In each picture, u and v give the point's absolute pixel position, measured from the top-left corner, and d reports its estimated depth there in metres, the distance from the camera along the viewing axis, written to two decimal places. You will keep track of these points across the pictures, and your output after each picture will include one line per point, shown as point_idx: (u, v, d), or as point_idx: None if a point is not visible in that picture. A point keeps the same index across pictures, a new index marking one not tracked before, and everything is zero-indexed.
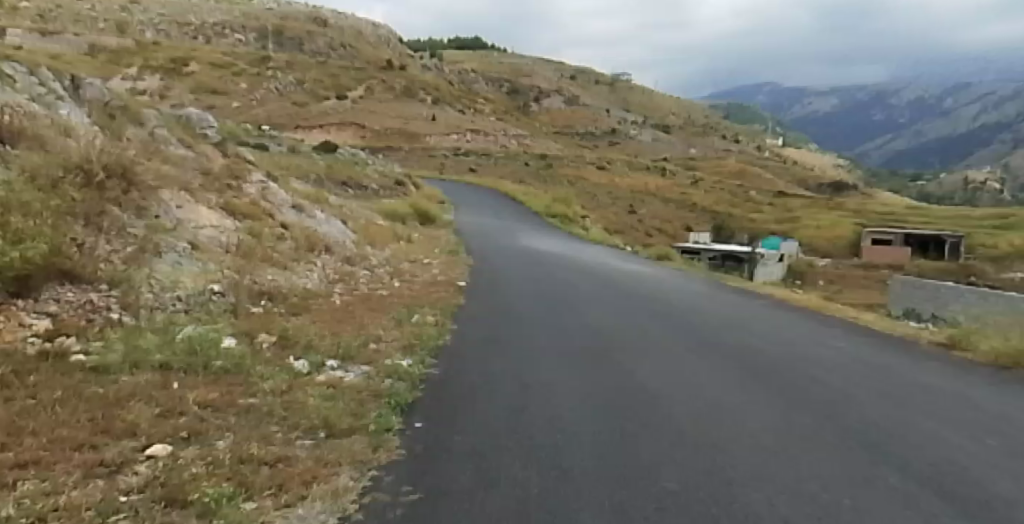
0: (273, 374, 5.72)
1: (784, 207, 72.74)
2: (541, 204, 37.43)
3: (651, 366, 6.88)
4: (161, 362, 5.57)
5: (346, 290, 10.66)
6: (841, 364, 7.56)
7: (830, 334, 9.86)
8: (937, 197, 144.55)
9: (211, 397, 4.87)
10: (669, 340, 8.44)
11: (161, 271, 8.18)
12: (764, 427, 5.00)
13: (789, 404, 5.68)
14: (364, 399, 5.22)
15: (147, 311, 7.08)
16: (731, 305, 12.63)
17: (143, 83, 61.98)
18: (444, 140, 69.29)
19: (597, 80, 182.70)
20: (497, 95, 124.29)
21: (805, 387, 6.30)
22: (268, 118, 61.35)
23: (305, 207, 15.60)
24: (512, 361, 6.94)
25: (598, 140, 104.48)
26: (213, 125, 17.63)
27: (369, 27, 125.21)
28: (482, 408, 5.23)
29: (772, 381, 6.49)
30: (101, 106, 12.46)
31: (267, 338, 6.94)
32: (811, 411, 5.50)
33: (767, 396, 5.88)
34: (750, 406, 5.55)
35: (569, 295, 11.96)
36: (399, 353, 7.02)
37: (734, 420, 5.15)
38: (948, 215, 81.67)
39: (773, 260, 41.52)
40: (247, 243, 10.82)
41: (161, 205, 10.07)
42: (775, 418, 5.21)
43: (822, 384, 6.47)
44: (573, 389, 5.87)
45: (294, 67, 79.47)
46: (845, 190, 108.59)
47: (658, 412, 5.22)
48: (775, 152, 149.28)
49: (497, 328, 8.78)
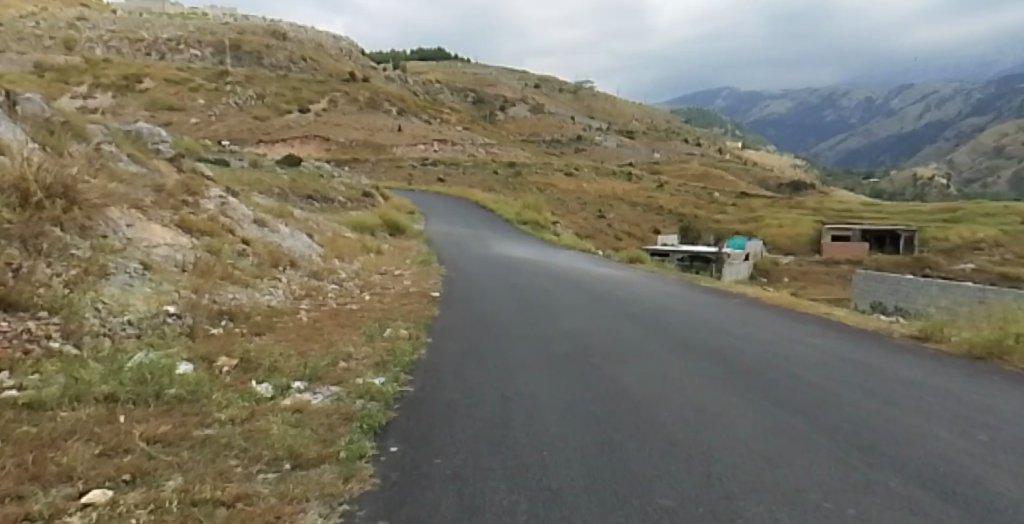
0: (233, 400, 5.30)
1: (748, 207, 73.85)
2: (511, 211, 37.25)
3: (632, 373, 6.55)
4: (107, 393, 5.13)
5: (314, 306, 10.22)
6: (823, 363, 7.29)
7: (808, 332, 9.65)
8: (890, 193, 148.68)
9: (161, 430, 4.46)
10: (649, 343, 8.14)
11: (109, 294, 7.69)
12: (753, 429, 4.69)
13: (776, 405, 5.36)
14: (334, 423, 4.82)
15: (92, 337, 6.61)
16: (704, 305, 12.43)
17: (94, 101, 60.31)
18: (409, 151, 68.83)
19: (559, 88, 184.06)
20: (462, 104, 124.25)
21: (791, 387, 6.02)
22: (227, 133, 60.11)
23: (268, 222, 15.08)
24: (491, 374, 6.57)
25: (563, 147, 105.10)
26: (165, 139, 16.98)
27: (329, 39, 124.03)
28: (459, 426, 4.86)
29: (758, 383, 6.18)
30: (40, 122, 11.86)
31: (228, 361, 6.48)
32: (797, 411, 5.21)
33: (755, 399, 5.57)
34: (737, 409, 5.23)
35: (546, 302, 11.68)
36: (371, 370, 6.63)
37: (723, 425, 4.80)
38: (902, 211, 83.80)
39: (739, 259, 41.94)
40: (206, 260, 10.31)
41: (108, 225, 9.55)
42: (764, 421, 4.89)
43: (807, 384, 6.18)
44: (555, 401, 5.53)
45: (253, 81, 78.26)
46: (806, 189, 110.75)
47: (645, 422, 4.89)
48: (736, 154, 151.62)
49: (476, 339, 8.42)
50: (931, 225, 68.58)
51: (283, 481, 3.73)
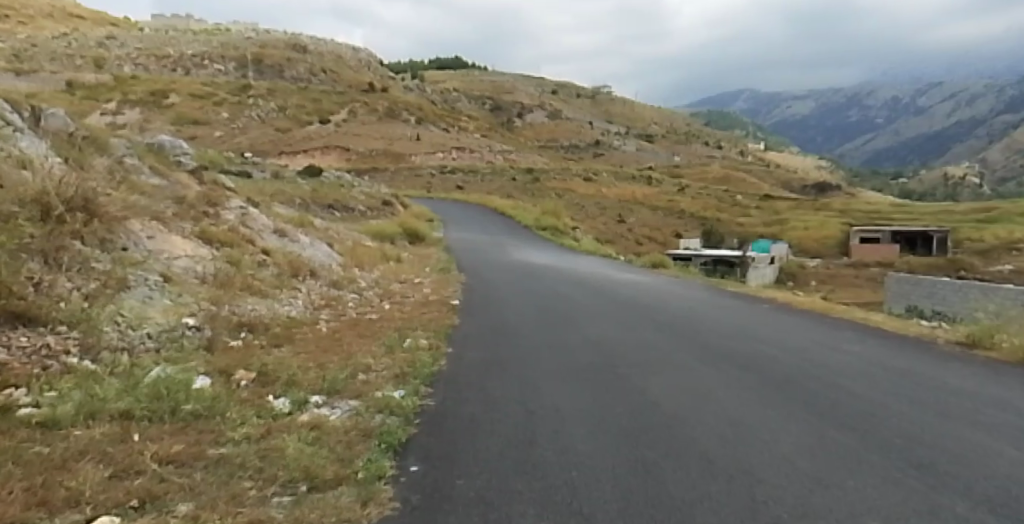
0: (248, 418, 5.10)
1: (772, 209, 72.88)
2: (531, 217, 37.05)
3: (663, 384, 6.28)
4: (123, 409, 4.99)
5: (333, 316, 10.07)
6: (866, 372, 6.95)
7: (844, 338, 9.27)
8: (919, 194, 146.03)
9: (174, 449, 4.28)
10: (677, 353, 7.88)
11: (129, 307, 7.59)
12: (798, 446, 4.40)
13: (820, 419, 5.08)
14: (351, 441, 4.63)
15: (110, 352, 6.49)
16: (733, 311, 12.09)
17: (122, 117, 61.33)
18: (429, 159, 69.02)
19: (578, 94, 183.91)
20: (481, 112, 124.51)
21: (834, 399, 5.71)
22: (250, 146, 60.74)
23: (288, 231, 15.00)
24: (515, 386, 6.33)
25: (583, 152, 104.76)
26: (187, 151, 16.93)
27: (349, 51, 125.18)
28: (482, 443, 4.65)
29: (798, 395, 5.89)
30: (63, 137, 11.92)
31: (245, 375, 6.33)
32: (844, 425, 4.90)
33: (798, 413, 5.25)
34: (777, 424, 4.94)
35: (568, 309, 11.45)
36: (390, 383, 6.43)
37: (764, 442, 4.48)
38: (932, 211, 82.07)
39: (764, 263, 41.30)
40: (226, 271, 10.20)
41: (129, 238, 9.49)
42: (808, 438, 4.58)
43: (851, 395, 5.86)
44: (583, 415, 5.31)
45: (275, 94, 79.12)
46: (831, 190, 108.99)
47: (681, 437, 4.63)
48: (758, 156, 149.92)
49: (497, 348, 8.23)
50: (962, 226, 66.99)
51: (298, 506, 3.52)
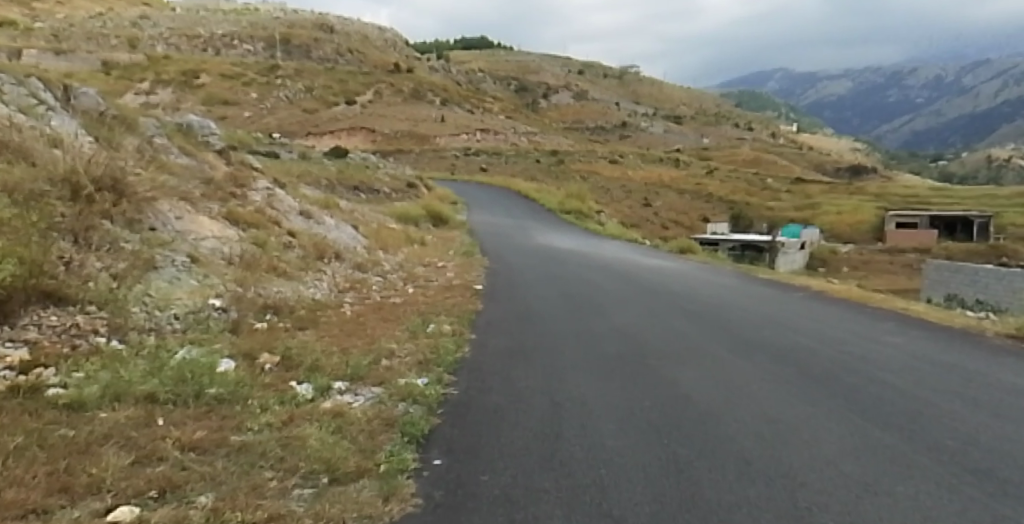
0: (270, 405, 5.02)
1: (803, 193, 71.48)
2: (555, 200, 36.77)
3: (695, 377, 6.11)
4: (148, 392, 4.95)
5: (357, 299, 10.01)
6: (910, 367, 6.70)
7: (885, 330, 8.98)
8: (959, 177, 142.13)
9: (196, 435, 4.21)
10: (708, 344, 7.70)
11: (156, 288, 7.58)
12: (842, 447, 4.21)
13: (864, 418, 4.89)
14: (373, 430, 4.56)
15: (138, 333, 6.49)
16: (767, 300, 11.82)
17: (155, 97, 62.04)
18: (454, 141, 68.79)
19: (605, 74, 181.74)
20: (507, 93, 123.71)
21: (878, 396, 5.50)
22: (278, 127, 61.07)
23: (314, 213, 14.98)
24: (540, 376, 6.21)
25: (609, 134, 103.64)
26: (215, 130, 16.89)
27: (375, 32, 124.86)
28: (508, 436, 4.54)
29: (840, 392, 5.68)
30: (94, 116, 12.01)
31: (269, 359, 6.29)
32: (891, 425, 4.71)
33: (840, 411, 5.07)
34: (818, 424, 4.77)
35: (594, 296, 11.30)
36: (413, 370, 6.33)
37: (803, 442, 4.32)
38: (972, 195, 79.78)
39: (794, 248, 40.54)
40: (252, 253, 10.20)
41: (157, 218, 9.52)
42: (851, 438, 4.40)
43: (897, 393, 5.63)
44: (611, 408, 5.18)
45: (303, 75, 79.34)
46: (864, 173, 106.56)
47: (717, 436, 4.49)
48: (790, 139, 146.88)
49: (521, 336, 8.10)
50: (1006, 211, 64.93)
51: (319, 500, 3.44)
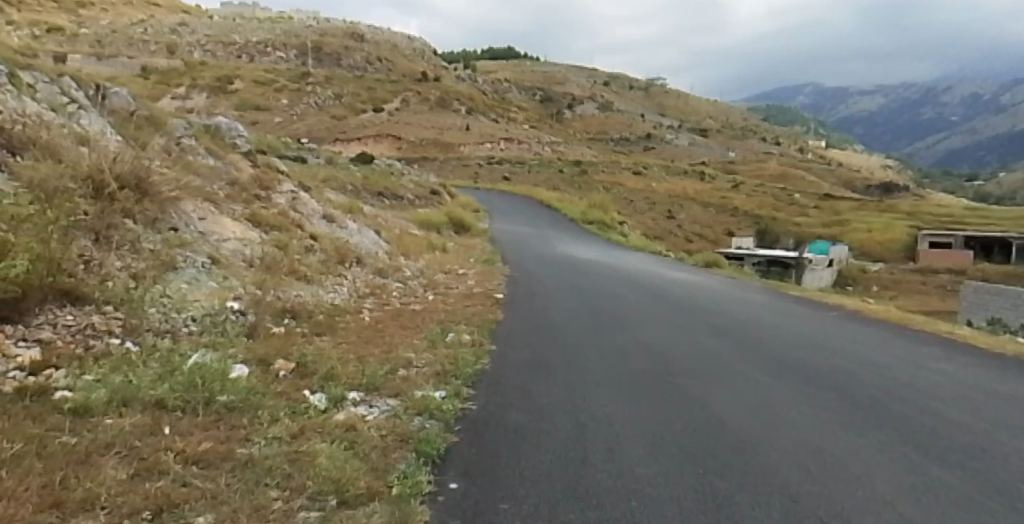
0: (282, 415, 4.79)
1: (831, 210, 70.33)
2: (578, 210, 36.47)
3: (728, 403, 5.84)
4: (157, 398, 4.69)
5: (377, 305, 9.80)
6: (960, 402, 6.42)
7: (927, 357, 8.69)
8: (993, 198, 139.13)
9: (202, 447, 3.95)
10: (739, 363, 7.45)
11: (174, 289, 7.35)
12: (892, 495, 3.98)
13: (912, 465, 4.63)
14: (386, 447, 4.33)
15: (153, 335, 6.26)
16: (800, 318, 11.51)
17: (190, 101, 62.95)
18: (479, 149, 68.87)
19: (631, 86, 181.43)
20: (533, 104, 123.97)
21: (927, 439, 5.23)
22: (307, 132, 61.59)
23: (337, 217, 14.83)
24: (563, 392, 5.96)
25: (634, 145, 103.15)
26: (243, 132, 16.78)
27: (405, 41, 125.96)
28: (532, 459, 4.31)
29: (887, 431, 5.40)
30: (124, 116, 11.99)
31: (284, 365, 6.07)
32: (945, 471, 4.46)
33: (887, 452, 4.82)
34: (866, 469, 4.50)
35: (618, 308, 11.01)
36: (430, 382, 6.07)
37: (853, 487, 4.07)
38: (1007, 216, 77.84)
39: (821, 266, 39.77)
40: (273, 255, 10.04)
41: (180, 218, 9.36)
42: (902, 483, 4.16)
43: (947, 436, 5.36)
44: (642, 432, 4.94)
45: (332, 82, 80.09)
46: (895, 191, 104.78)
47: (759, 476, 4.24)
48: (818, 154, 145.02)
49: (542, 348, 7.84)
50: None
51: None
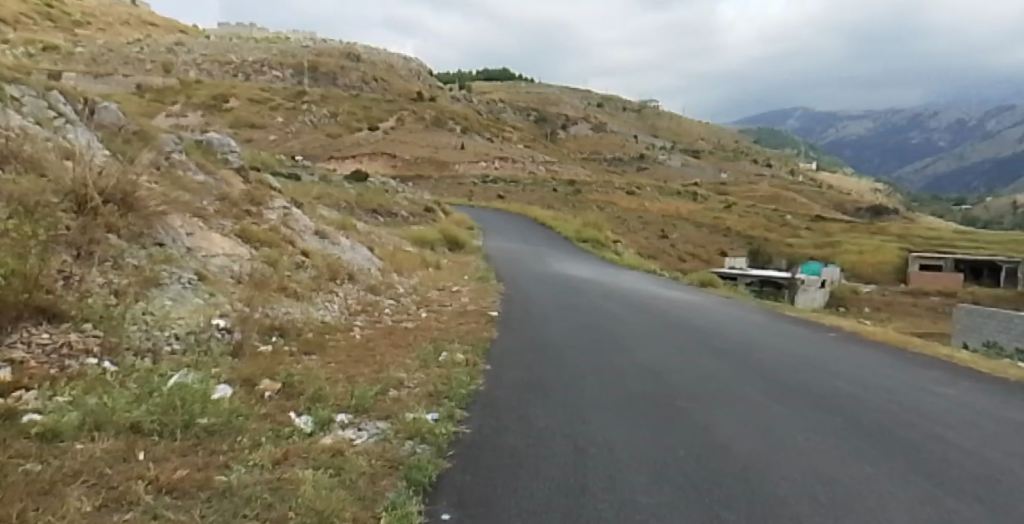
0: (265, 439, 4.55)
1: (823, 231, 70.62)
2: (572, 229, 36.40)
3: (732, 429, 5.64)
4: (133, 421, 4.42)
5: (368, 323, 9.56)
6: (969, 429, 6.28)
7: (932, 380, 8.57)
8: (983, 222, 140.42)
9: (178, 475, 3.69)
10: (742, 386, 7.24)
11: (157, 306, 7.09)
12: None
13: (929, 495, 4.45)
14: (375, 474, 4.08)
15: (134, 354, 5.99)
16: (800, 339, 11.37)
17: (184, 119, 62.88)
18: (473, 168, 68.92)
19: (625, 108, 182.80)
20: (527, 124, 124.67)
21: (940, 470, 5.01)
22: (301, 150, 61.54)
23: (329, 233, 14.61)
24: (561, 415, 5.74)
25: (628, 166, 103.62)
26: (235, 147, 16.54)
27: (400, 61, 126.74)
28: (528, 487, 4.08)
29: (899, 461, 5.19)
30: (113, 131, 11.79)
31: (270, 385, 5.83)
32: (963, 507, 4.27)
33: (901, 483, 4.66)
34: (880, 501, 4.29)
35: (615, 328, 10.78)
36: (422, 404, 5.82)
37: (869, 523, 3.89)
38: (997, 240, 78.44)
39: (814, 287, 39.76)
40: (263, 272, 9.81)
41: (167, 233, 9.11)
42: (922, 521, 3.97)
43: (959, 466, 5.15)
44: (645, 458, 4.73)
45: (328, 101, 80.23)
46: (886, 214, 105.44)
47: (769, 508, 4.02)
48: (810, 176, 146.01)
49: (538, 368, 7.62)
50: None
51: None
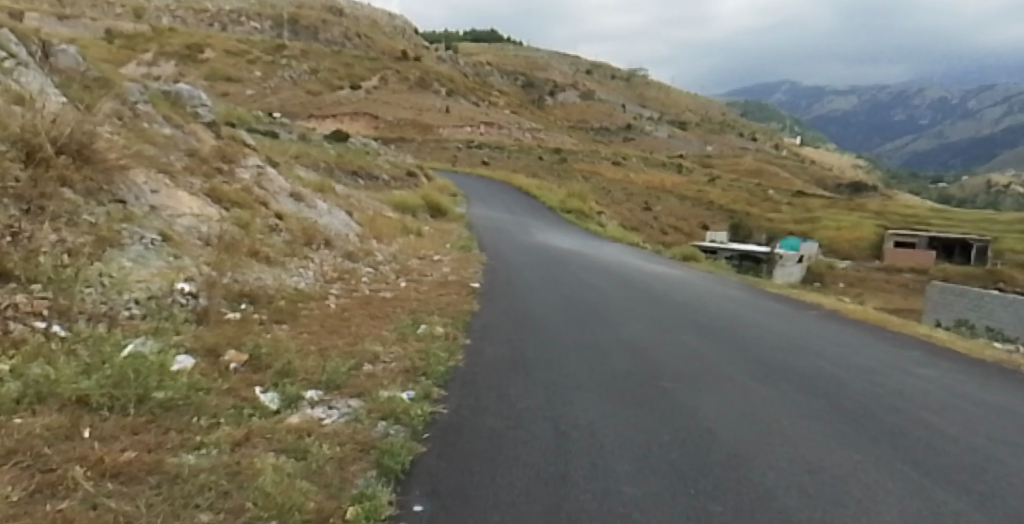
0: (225, 415, 4.26)
1: (804, 206, 70.96)
2: (555, 198, 36.09)
3: (717, 412, 5.46)
4: (80, 394, 4.09)
5: (344, 292, 9.23)
6: (954, 411, 6.21)
7: (915, 360, 8.53)
8: (957, 201, 142.51)
9: (125, 457, 3.39)
10: (725, 365, 7.11)
11: (116, 268, 6.68)
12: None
13: (917, 483, 4.32)
14: (343, 458, 3.82)
15: (88, 319, 5.61)
16: (782, 316, 11.29)
17: (158, 69, 61.02)
18: (457, 132, 67.94)
19: (612, 75, 180.98)
20: (512, 88, 123.04)
21: (929, 457, 4.85)
22: (281, 107, 60.18)
23: (305, 196, 14.13)
24: (541, 395, 5.53)
25: (613, 135, 103.00)
26: (206, 101, 15.85)
27: (384, 18, 123.88)
28: (507, 475, 3.84)
29: (887, 448, 5.01)
30: (73, 78, 11.12)
31: (236, 357, 5.51)
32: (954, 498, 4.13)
33: (891, 470, 4.53)
34: (871, 492, 4.11)
35: (598, 302, 10.60)
36: (396, 381, 5.55)
37: (857, 515, 3.72)
38: (971, 219, 79.58)
39: (792, 262, 39.99)
40: (233, 234, 9.38)
41: (130, 189, 8.63)
42: (912, 514, 3.82)
43: (948, 454, 4.99)
44: (628, 443, 4.54)
45: (308, 56, 78.26)
46: (865, 191, 106.16)
47: (758, 500, 3.82)
48: (792, 151, 146.51)
49: (520, 343, 7.40)
50: (1005, 238, 64.77)
51: None
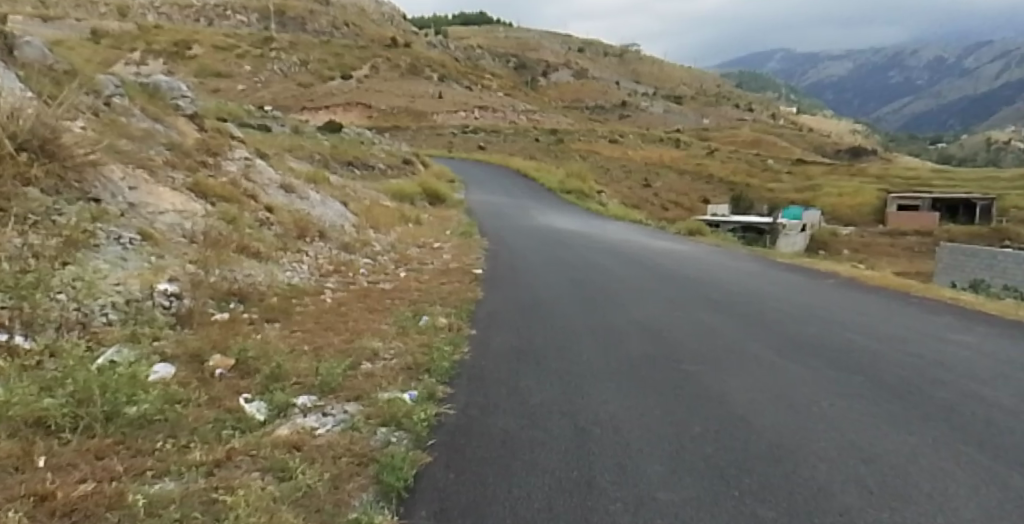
0: (200, 430, 3.80)
1: (805, 175, 70.14)
2: (555, 180, 35.48)
3: (748, 396, 5.00)
4: (39, 415, 3.63)
5: (341, 285, 8.75)
6: (1002, 380, 5.76)
7: (945, 326, 8.11)
8: (958, 159, 141.53)
9: (84, 489, 2.93)
10: (749, 344, 6.66)
11: (89, 270, 6.21)
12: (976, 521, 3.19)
13: (981, 466, 3.87)
14: (340, 475, 3.36)
15: (56, 328, 5.15)
16: (799, 287, 10.85)
17: (145, 68, 60.29)
18: (451, 117, 67.11)
19: (605, 52, 179.21)
20: (505, 71, 121.70)
21: (988, 436, 4.38)
22: (272, 100, 59.33)
23: (297, 187, 13.62)
24: (557, 387, 5.07)
25: (609, 113, 101.93)
26: (187, 92, 15.27)
27: (372, 5, 122.35)
28: (526, 486, 3.38)
29: (942, 427, 4.54)
30: (40, 71, 10.56)
31: (221, 361, 5.04)
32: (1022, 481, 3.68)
33: (953, 454, 4.07)
34: (938, 483, 3.63)
35: (606, 283, 10.16)
36: (399, 380, 5.09)
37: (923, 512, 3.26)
38: (974, 178, 78.69)
39: (795, 231, 39.48)
40: (220, 229, 8.88)
41: (105, 185, 8.13)
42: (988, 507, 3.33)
43: (1010, 431, 4.51)
44: (656, 439, 4.07)
45: (297, 47, 77.26)
46: (864, 154, 105.10)
47: (815, 499, 3.36)
48: (790, 120, 145.31)
49: (529, 331, 6.94)
50: (1009, 194, 63.99)
51: None
